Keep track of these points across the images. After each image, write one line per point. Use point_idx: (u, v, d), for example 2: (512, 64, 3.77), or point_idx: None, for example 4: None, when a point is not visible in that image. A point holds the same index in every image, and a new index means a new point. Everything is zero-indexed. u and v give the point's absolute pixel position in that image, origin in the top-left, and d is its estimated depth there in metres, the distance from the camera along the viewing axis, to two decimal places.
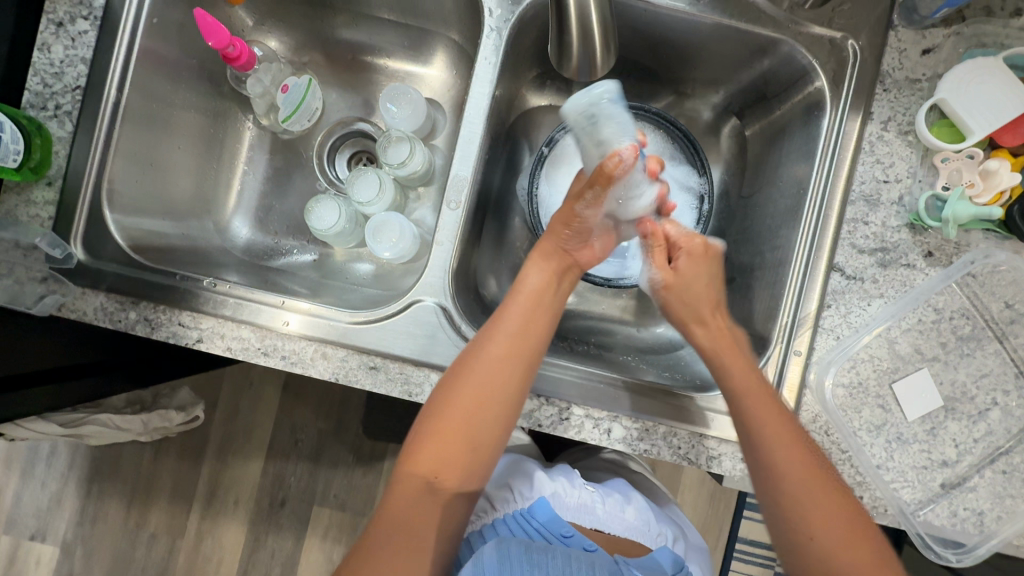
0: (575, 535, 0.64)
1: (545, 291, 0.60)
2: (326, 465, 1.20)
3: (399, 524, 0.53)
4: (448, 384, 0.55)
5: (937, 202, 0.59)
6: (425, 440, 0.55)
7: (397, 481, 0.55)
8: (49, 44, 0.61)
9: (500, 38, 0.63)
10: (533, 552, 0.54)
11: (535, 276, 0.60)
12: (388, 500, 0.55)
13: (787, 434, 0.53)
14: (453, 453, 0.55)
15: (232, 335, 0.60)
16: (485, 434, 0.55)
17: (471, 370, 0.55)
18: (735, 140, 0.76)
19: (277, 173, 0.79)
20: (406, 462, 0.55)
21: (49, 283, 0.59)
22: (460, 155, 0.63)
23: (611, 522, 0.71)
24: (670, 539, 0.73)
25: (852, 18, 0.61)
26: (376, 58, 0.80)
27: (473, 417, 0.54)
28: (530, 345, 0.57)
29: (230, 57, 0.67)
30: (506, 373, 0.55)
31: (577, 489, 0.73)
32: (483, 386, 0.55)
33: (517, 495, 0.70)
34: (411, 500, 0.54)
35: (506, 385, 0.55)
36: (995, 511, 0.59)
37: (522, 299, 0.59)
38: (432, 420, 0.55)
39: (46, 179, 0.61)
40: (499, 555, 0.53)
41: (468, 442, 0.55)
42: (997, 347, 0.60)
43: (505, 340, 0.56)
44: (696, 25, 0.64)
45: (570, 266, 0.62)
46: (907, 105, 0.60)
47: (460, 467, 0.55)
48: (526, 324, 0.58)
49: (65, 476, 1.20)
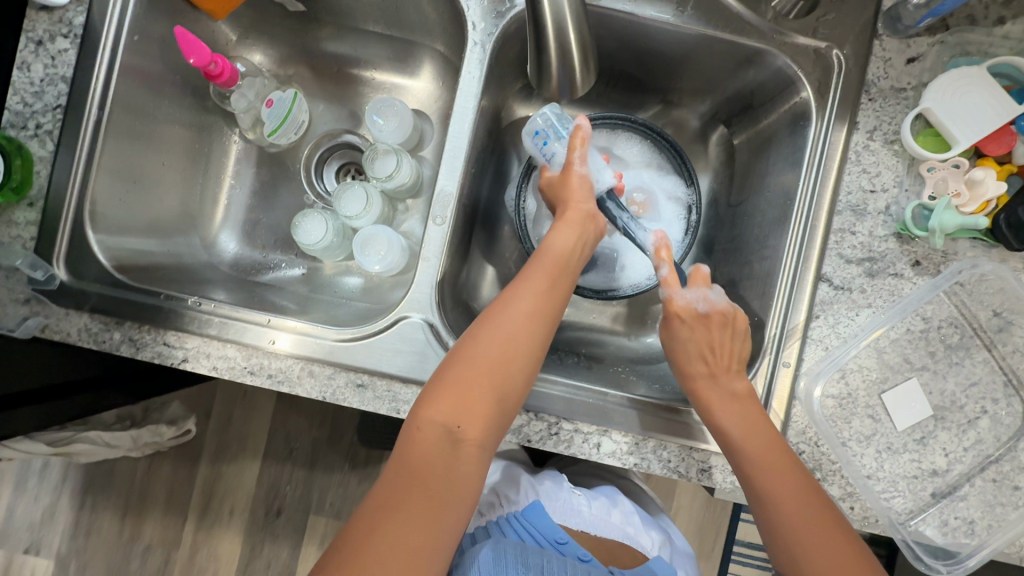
0: (569, 542, 0.64)
1: (571, 252, 0.60)
2: (320, 475, 1.19)
3: (415, 475, 0.50)
4: (474, 335, 0.55)
5: (924, 211, 0.59)
6: (449, 387, 0.53)
7: (416, 428, 0.52)
8: (29, 62, 0.61)
9: (484, 51, 0.63)
10: (527, 557, 0.56)
11: (563, 236, 0.60)
12: (405, 449, 0.52)
13: (781, 476, 0.54)
14: (477, 404, 0.53)
15: (218, 354, 0.60)
16: (511, 390, 0.54)
17: (498, 323, 0.55)
18: (723, 148, 0.76)
19: (263, 187, 0.79)
20: (427, 411, 0.52)
21: (32, 304, 0.59)
22: (446, 169, 0.63)
23: (598, 524, 0.71)
24: (655, 543, 0.72)
25: (836, 28, 0.61)
26: (362, 70, 0.80)
27: (500, 370, 0.54)
28: (554, 302, 0.58)
29: (211, 74, 0.66)
30: (530, 332, 0.56)
31: (565, 492, 0.73)
32: (511, 339, 0.55)
33: (504, 500, 0.71)
34: (432, 449, 0.51)
35: (531, 343, 0.56)
36: (986, 519, 0.59)
37: (548, 258, 0.59)
38: (459, 368, 0.54)
39: (28, 199, 0.61)
40: (495, 556, 0.56)
41: (495, 395, 0.53)
42: (986, 356, 0.60)
43: (532, 299, 0.57)
44: (681, 36, 0.64)
45: (593, 232, 0.62)
46: (893, 114, 0.60)
47: (484, 418, 0.53)
48: (551, 285, 0.58)
49: (58, 488, 1.19)
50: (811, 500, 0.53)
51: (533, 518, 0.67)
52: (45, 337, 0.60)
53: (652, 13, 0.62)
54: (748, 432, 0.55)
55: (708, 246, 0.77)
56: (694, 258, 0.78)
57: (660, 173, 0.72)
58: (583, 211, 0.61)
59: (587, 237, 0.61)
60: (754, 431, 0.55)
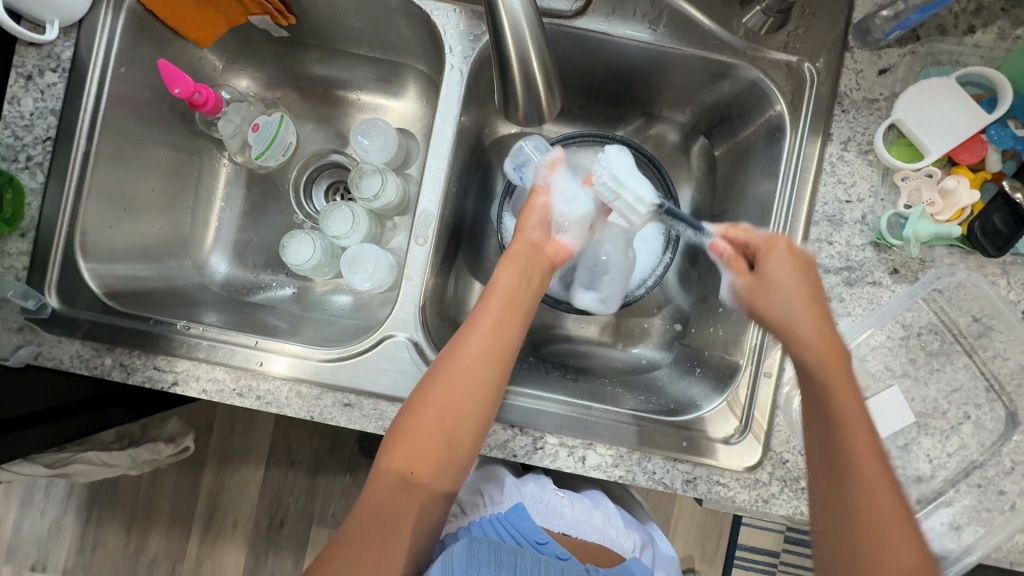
0: (549, 542, 0.65)
1: (519, 290, 0.59)
2: (320, 488, 1.20)
3: (374, 516, 0.53)
4: (422, 387, 0.55)
5: (899, 219, 0.59)
6: (402, 436, 0.54)
7: (374, 477, 0.55)
8: (18, 97, 0.62)
9: (461, 74, 0.64)
10: (502, 554, 0.53)
11: (508, 274, 0.60)
12: (366, 490, 0.55)
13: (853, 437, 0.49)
14: (427, 448, 0.54)
15: (208, 377, 0.61)
16: (455, 433, 0.54)
17: (448, 367, 0.55)
18: (705, 159, 0.77)
19: (253, 207, 0.80)
20: (383, 459, 0.55)
21: (25, 332, 0.60)
22: (427, 189, 0.64)
23: (580, 526, 0.71)
24: (637, 547, 0.72)
25: (808, 42, 0.62)
26: (347, 92, 0.81)
27: (444, 419, 0.54)
28: (505, 341, 0.57)
29: (196, 103, 0.68)
30: (472, 371, 0.55)
31: (548, 494, 0.72)
32: (459, 382, 0.55)
33: (488, 500, 0.71)
34: (386, 495, 0.54)
35: (473, 385, 0.55)
36: (972, 524, 0.60)
37: (491, 298, 0.59)
38: (405, 422, 0.54)
39: (20, 230, 0.62)
40: (469, 550, 0.53)
41: (444, 444, 0.54)
42: (966, 362, 0.61)
43: (474, 343, 0.56)
44: (655, 53, 0.65)
45: (543, 267, 0.62)
46: (866, 125, 0.61)
47: (430, 466, 0.54)
48: (497, 322, 0.58)
49: (63, 505, 1.20)
50: (884, 482, 0.48)
51: (515, 519, 0.67)
52: (38, 364, 0.61)
53: (627, 32, 0.64)
54: (825, 378, 0.51)
55: (693, 256, 0.78)
56: (680, 268, 0.79)
57: None
58: (533, 263, 0.61)
59: (536, 279, 0.61)
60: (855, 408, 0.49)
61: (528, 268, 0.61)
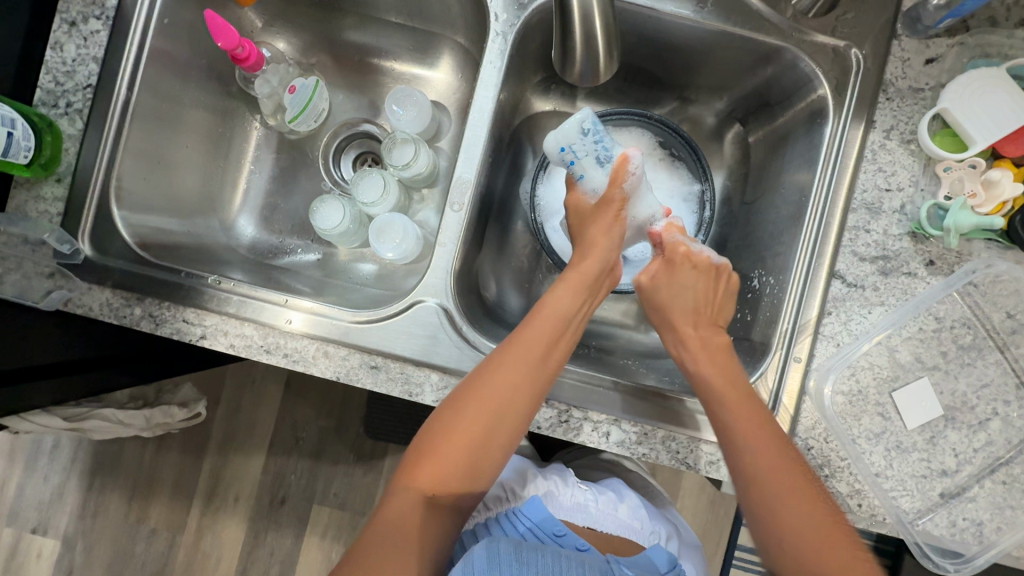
0: (568, 534, 0.63)
1: (570, 317, 0.59)
2: (325, 462, 1.19)
3: (398, 526, 0.54)
4: (458, 406, 0.55)
5: (939, 210, 0.59)
6: (432, 455, 0.55)
7: (397, 490, 0.55)
8: (61, 43, 0.62)
9: (505, 42, 0.64)
10: (524, 553, 0.49)
11: (567, 297, 0.60)
12: (388, 500, 0.56)
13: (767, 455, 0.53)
14: (457, 469, 0.55)
15: (236, 333, 0.61)
16: (492, 452, 0.56)
17: (486, 389, 0.55)
18: (738, 146, 0.77)
19: (283, 172, 0.80)
20: (409, 473, 0.56)
21: (57, 278, 0.60)
22: (464, 158, 0.64)
23: (604, 519, 0.70)
24: (663, 537, 0.72)
25: (856, 28, 0.62)
26: (382, 61, 0.81)
27: (483, 441, 0.55)
28: (544, 376, 0.57)
29: (238, 58, 0.68)
30: (521, 396, 0.56)
31: (570, 487, 0.72)
32: (496, 409, 0.55)
33: (510, 494, 0.69)
34: (408, 512, 0.54)
35: (513, 418, 0.56)
36: (995, 521, 0.59)
37: (548, 318, 0.58)
38: (444, 437, 0.55)
39: (56, 175, 0.62)
40: (489, 553, 0.48)
41: (474, 466, 0.55)
42: (998, 358, 0.60)
43: (527, 367, 0.56)
44: (699, 32, 0.65)
45: (598, 292, 0.62)
46: (910, 114, 0.60)
47: (459, 486, 0.56)
48: (550, 347, 0.57)
49: (68, 470, 1.21)
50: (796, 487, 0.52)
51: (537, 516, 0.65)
52: (52, 314, 0.64)
53: (671, 8, 0.64)
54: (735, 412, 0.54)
55: (721, 244, 0.78)
56: None
57: (673, 169, 0.74)
58: (585, 277, 0.61)
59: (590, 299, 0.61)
60: (742, 406, 0.55)
61: (583, 295, 0.60)
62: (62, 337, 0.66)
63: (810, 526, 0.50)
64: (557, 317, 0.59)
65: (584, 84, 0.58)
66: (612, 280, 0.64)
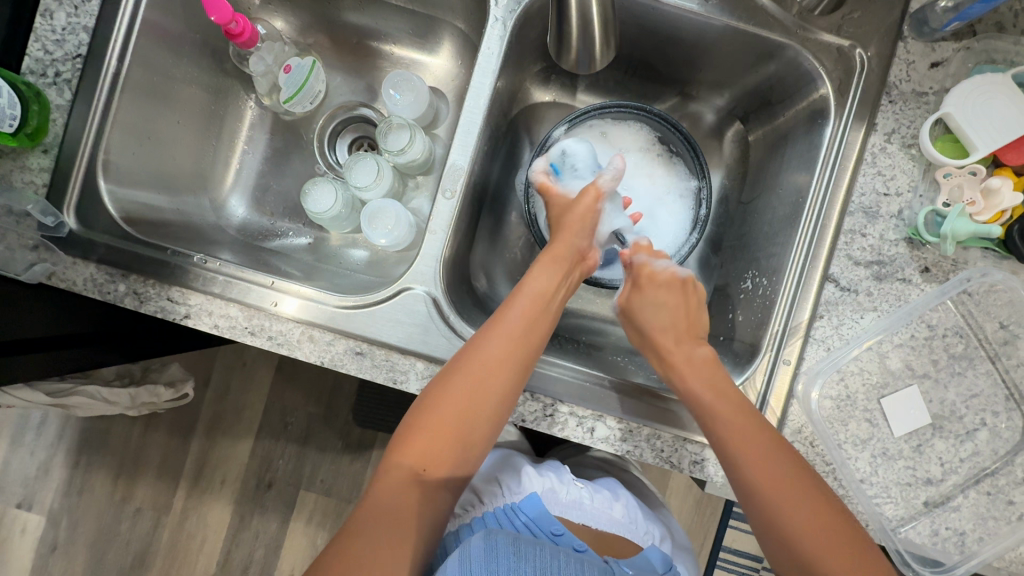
0: (565, 534, 0.62)
1: (544, 295, 0.61)
2: (313, 448, 1.19)
3: (387, 509, 0.53)
4: (442, 381, 0.56)
5: (936, 217, 0.58)
6: (418, 431, 0.56)
7: (384, 472, 0.55)
8: (52, 11, 0.61)
9: (505, 28, 0.63)
10: (521, 545, 0.48)
11: (541, 276, 0.62)
12: (375, 487, 0.55)
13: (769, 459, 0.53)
14: (443, 444, 0.55)
15: (221, 313, 0.60)
16: (476, 427, 0.56)
17: (468, 364, 0.56)
18: (738, 145, 0.76)
19: (276, 153, 0.79)
20: (396, 453, 0.56)
21: (40, 250, 0.60)
22: (459, 144, 0.63)
23: (600, 518, 0.69)
24: (657, 539, 0.71)
25: (862, 28, 0.61)
26: (381, 44, 0.80)
27: (468, 412, 0.55)
28: (524, 352, 0.57)
29: (232, 33, 0.66)
30: (506, 364, 0.56)
31: (567, 484, 0.70)
32: (479, 382, 0.55)
33: (506, 490, 0.68)
34: (398, 492, 0.54)
35: (494, 392, 0.56)
36: (977, 532, 0.58)
37: (525, 297, 0.60)
38: (429, 413, 0.55)
39: (43, 146, 0.61)
40: (486, 546, 0.48)
41: (459, 440, 0.56)
42: (988, 368, 0.59)
43: (506, 339, 0.57)
44: (703, 26, 0.64)
45: (574, 276, 0.65)
46: (912, 118, 0.59)
47: (446, 462, 0.56)
48: (529, 321, 0.59)
49: (54, 446, 1.20)
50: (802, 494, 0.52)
51: (532, 513, 0.64)
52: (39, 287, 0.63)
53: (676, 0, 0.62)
54: (732, 421, 0.55)
55: (716, 243, 0.77)
56: (701, 255, 0.78)
57: (671, 166, 0.73)
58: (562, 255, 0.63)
59: (568, 276, 0.63)
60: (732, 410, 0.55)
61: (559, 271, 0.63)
62: (49, 311, 0.65)
63: (819, 520, 0.51)
64: (534, 294, 0.61)
65: (579, 70, 0.58)
66: (585, 266, 0.66)
